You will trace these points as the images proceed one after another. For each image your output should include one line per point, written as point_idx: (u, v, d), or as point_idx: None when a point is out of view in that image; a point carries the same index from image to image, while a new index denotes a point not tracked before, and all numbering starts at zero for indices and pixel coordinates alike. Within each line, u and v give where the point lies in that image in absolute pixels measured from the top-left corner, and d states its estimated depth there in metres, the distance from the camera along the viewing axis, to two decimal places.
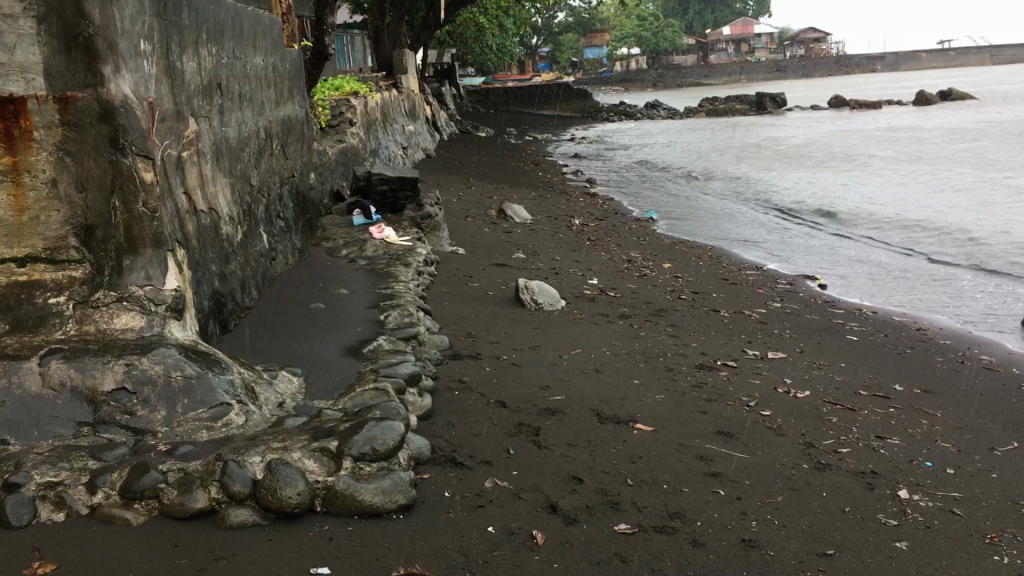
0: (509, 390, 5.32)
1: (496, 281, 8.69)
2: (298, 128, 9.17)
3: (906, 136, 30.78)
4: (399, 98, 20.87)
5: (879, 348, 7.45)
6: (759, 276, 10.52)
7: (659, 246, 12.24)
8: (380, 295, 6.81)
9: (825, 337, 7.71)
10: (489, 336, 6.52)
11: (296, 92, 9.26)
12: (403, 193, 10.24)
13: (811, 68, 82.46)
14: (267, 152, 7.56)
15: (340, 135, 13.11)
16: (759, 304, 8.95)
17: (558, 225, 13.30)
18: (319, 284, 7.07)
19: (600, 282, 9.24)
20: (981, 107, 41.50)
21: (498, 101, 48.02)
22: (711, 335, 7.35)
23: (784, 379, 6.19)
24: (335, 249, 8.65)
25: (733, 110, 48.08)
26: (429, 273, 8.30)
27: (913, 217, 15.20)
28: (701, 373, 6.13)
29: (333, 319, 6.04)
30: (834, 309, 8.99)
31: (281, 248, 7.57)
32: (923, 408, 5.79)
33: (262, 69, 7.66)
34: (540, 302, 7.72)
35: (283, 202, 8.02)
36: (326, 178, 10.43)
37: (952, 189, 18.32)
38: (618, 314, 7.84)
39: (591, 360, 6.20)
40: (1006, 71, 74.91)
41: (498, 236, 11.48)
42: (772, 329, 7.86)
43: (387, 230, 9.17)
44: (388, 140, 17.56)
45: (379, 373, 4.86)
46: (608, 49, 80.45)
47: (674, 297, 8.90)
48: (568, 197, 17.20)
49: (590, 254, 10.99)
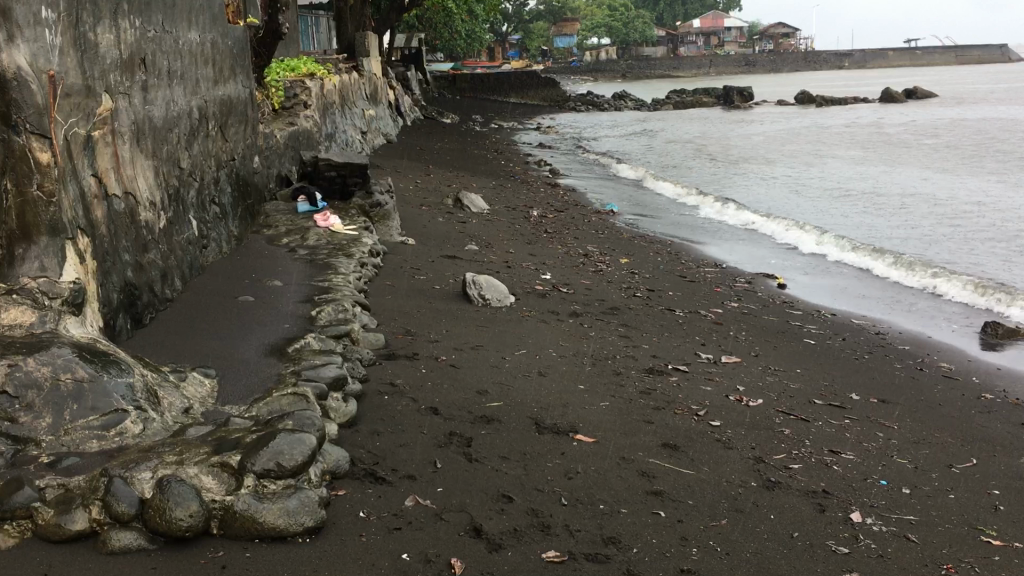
0: (444, 395, 4.98)
1: (443, 274, 8.34)
2: (241, 110, 8.73)
3: (871, 133, 30.79)
4: (360, 82, 20.38)
5: (836, 353, 7.20)
6: (717, 273, 10.26)
7: (617, 240, 11.96)
8: (316, 288, 6.43)
9: (781, 340, 7.46)
10: (429, 334, 6.17)
11: (239, 70, 8.80)
12: (352, 179, 9.80)
13: (779, 64, 82.72)
14: (202, 133, 7.14)
15: (292, 118, 12.64)
16: (716, 304, 8.68)
17: (516, 216, 12.97)
18: (252, 275, 6.67)
19: (554, 277, 8.92)
20: (943, 107, 41.77)
21: (465, 87, 47.51)
22: (664, 337, 7.05)
23: (737, 386, 5.91)
24: (276, 237, 8.25)
25: (700, 103, 48.01)
26: (373, 265, 7.93)
27: (875, 216, 15.05)
28: (651, 379, 5.82)
29: (261, 313, 5.66)
30: (792, 310, 8.77)
31: (215, 235, 7.15)
32: (879, 420, 5.54)
33: (198, 45, 7.22)
34: (488, 298, 7.38)
35: (219, 187, 7.59)
36: (272, 162, 10.00)
37: (915, 188, 18.24)
38: (569, 312, 7.51)
39: (535, 362, 5.87)
40: (968, 72, 75.77)
41: (451, 227, 11.12)
42: (727, 331, 7.58)
43: (332, 218, 8.76)
44: (346, 124, 17.10)
45: (300, 377, 4.49)
46: (578, 39, 80.05)
47: (629, 294, 8.61)
48: (529, 187, 16.87)
49: (546, 247, 10.67)
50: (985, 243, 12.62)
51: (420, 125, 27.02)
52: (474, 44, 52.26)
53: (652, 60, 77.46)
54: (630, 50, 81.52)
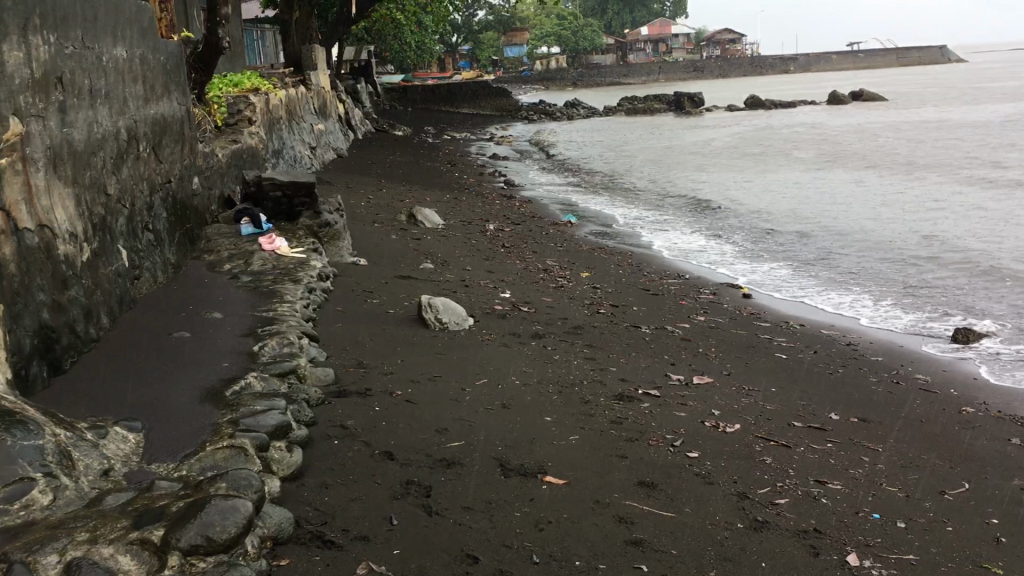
0: (399, 437, 4.54)
1: (398, 296, 7.91)
2: (177, 129, 8.24)
3: (822, 136, 30.94)
4: (308, 96, 19.86)
5: (809, 368, 6.91)
6: (681, 285, 9.96)
7: (577, 253, 11.62)
8: (259, 319, 5.96)
9: (753, 356, 7.15)
10: (382, 366, 5.73)
11: (173, 87, 8.30)
12: (299, 198, 9.32)
13: (727, 68, 83.46)
14: (132, 156, 6.65)
15: (235, 135, 12.13)
16: (682, 319, 8.36)
17: (472, 231, 12.59)
18: (189, 307, 6.18)
19: (514, 296, 8.54)
20: (890, 108, 42.23)
21: (417, 99, 47.06)
22: (631, 358, 6.69)
23: (711, 410, 5.55)
24: (218, 262, 7.77)
25: (652, 110, 48.00)
26: (322, 289, 7.47)
27: (834, 219, 14.91)
28: (622, 407, 5.45)
29: (197, 351, 5.19)
30: (760, 321, 8.47)
31: (148, 264, 6.65)
32: (863, 442, 5.23)
33: (125, 61, 6.73)
34: (445, 321, 6.98)
35: (153, 212, 7.09)
36: (214, 183, 9.50)
37: (870, 189, 18.19)
38: (531, 334, 7.13)
39: (498, 394, 5.46)
40: (911, 72, 77.11)
41: (405, 244, 10.69)
42: (696, 348, 7.25)
43: (278, 241, 8.28)
44: (294, 140, 16.58)
45: (238, 426, 4.03)
46: (529, 48, 79.95)
47: (592, 311, 8.26)
48: (485, 199, 16.49)
49: (504, 263, 10.29)
50: (945, 243, 12.50)
51: (372, 139, 26.52)
52: (424, 56, 51.80)
53: (603, 68, 77.62)
54: (580, 58, 81.66)
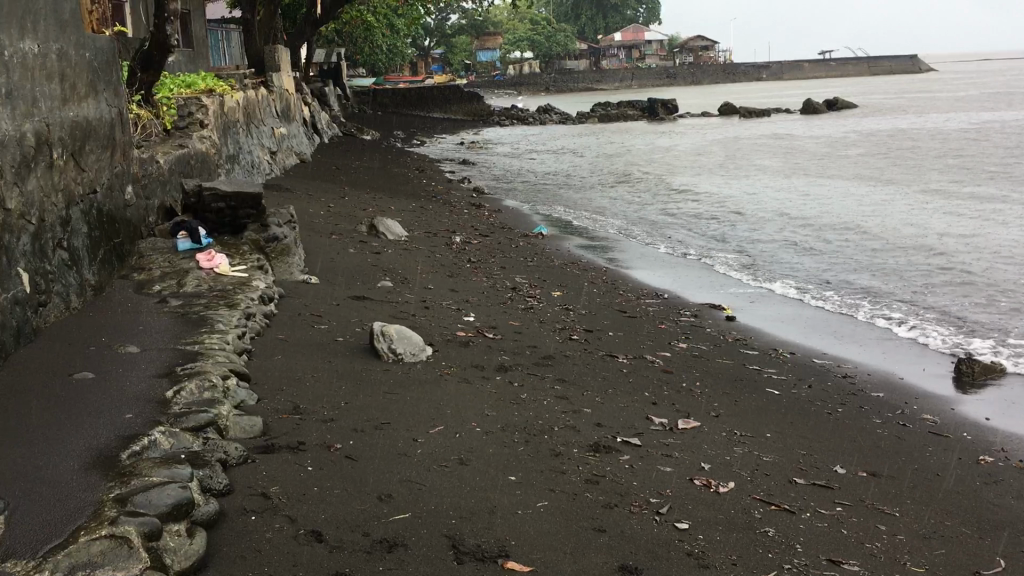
0: (332, 510, 3.77)
1: (350, 321, 7.15)
2: (106, 133, 7.41)
3: (799, 144, 30.50)
4: (269, 99, 18.98)
5: (804, 406, 6.22)
6: (659, 306, 9.28)
7: (548, 269, 10.90)
8: (180, 357, 5.16)
9: (744, 392, 6.46)
10: (322, 411, 4.95)
11: (102, 87, 7.45)
12: (244, 210, 8.52)
13: (700, 76, 83.31)
14: (42, 164, 5.79)
15: (182, 138, 11.29)
16: (663, 347, 7.65)
17: (436, 243, 11.85)
18: (102, 340, 5.38)
19: (479, 319, 7.80)
20: (864, 117, 41.90)
21: (387, 103, 46.19)
22: (607, 396, 5.97)
23: (701, 465, 4.84)
24: (148, 282, 6.98)
25: (624, 116, 47.48)
26: (265, 315, 6.69)
27: (813, 230, 14.32)
28: (598, 461, 4.72)
29: (98, 397, 4.40)
30: (747, 349, 7.79)
31: (60, 287, 5.83)
32: (876, 504, 4.56)
33: (35, 55, 5.86)
34: (400, 352, 6.22)
35: (71, 227, 6.26)
36: (152, 192, 8.65)
37: (848, 200, 17.67)
38: (496, 367, 6.39)
39: (455, 446, 4.71)
40: (881, 82, 77.31)
41: (364, 258, 9.93)
42: (679, 383, 6.54)
43: (219, 258, 7.49)
44: (252, 143, 15.74)
45: (128, 505, 3.26)
46: (502, 53, 79.20)
47: (564, 338, 7.54)
48: (452, 208, 15.75)
49: (469, 281, 9.55)
50: (931, 258, 11.93)
51: (338, 143, 25.63)
52: (395, 59, 50.93)
53: (577, 74, 77.06)
54: (554, 63, 81.04)
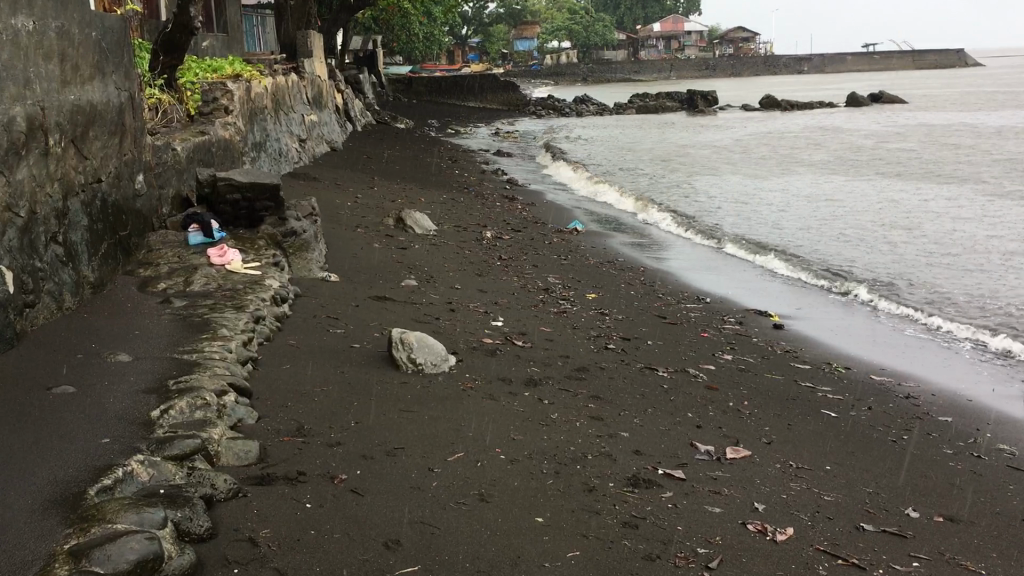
0: (329, 561, 3.25)
1: (368, 325, 6.64)
2: (115, 118, 6.92)
3: (845, 139, 29.54)
4: (301, 85, 18.52)
5: (865, 433, 5.62)
6: (701, 311, 8.68)
7: (583, 268, 10.32)
8: (174, 368, 4.65)
9: (797, 415, 5.85)
10: (328, 433, 4.42)
11: (111, 69, 6.96)
12: (261, 202, 8.03)
13: (740, 67, 81.93)
14: (35, 151, 5.30)
15: (204, 124, 10.82)
16: (706, 359, 7.05)
17: (465, 238, 11.32)
18: (92, 348, 4.89)
19: (507, 324, 7.25)
20: (912, 112, 40.67)
21: (423, 91, 45.71)
22: (646, 417, 5.39)
23: (754, 505, 4.26)
24: (154, 280, 6.51)
25: (663, 107, 46.59)
26: (275, 319, 6.19)
27: (864, 230, 13.60)
28: (638, 499, 4.16)
29: (73, 417, 3.90)
30: (797, 362, 7.19)
31: (51, 287, 5.36)
32: (958, 559, 3.99)
33: (29, 33, 5.35)
34: (420, 362, 5.69)
35: (69, 219, 5.77)
36: (167, 181, 8.18)
37: (897, 198, 16.91)
38: (524, 381, 5.83)
39: (475, 478, 4.18)
40: (925, 77, 75.40)
41: (389, 255, 9.40)
42: (726, 402, 5.95)
43: (231, 253, 7.01)
44: (280, 130, 15.29)
45: (82, 564, 2.74)
46: (539, 42, 78.33)
47: (599, 347, 6.97)
48: (484, 201, 15.19)
49: (497, 281, 8.99)
50: (992, 264, 11.17)
51: (371, 131, 25.17)
52: (431, 48, 50.46)
53: (615, 64, 76.07)
54: (592, 54, 80.14)
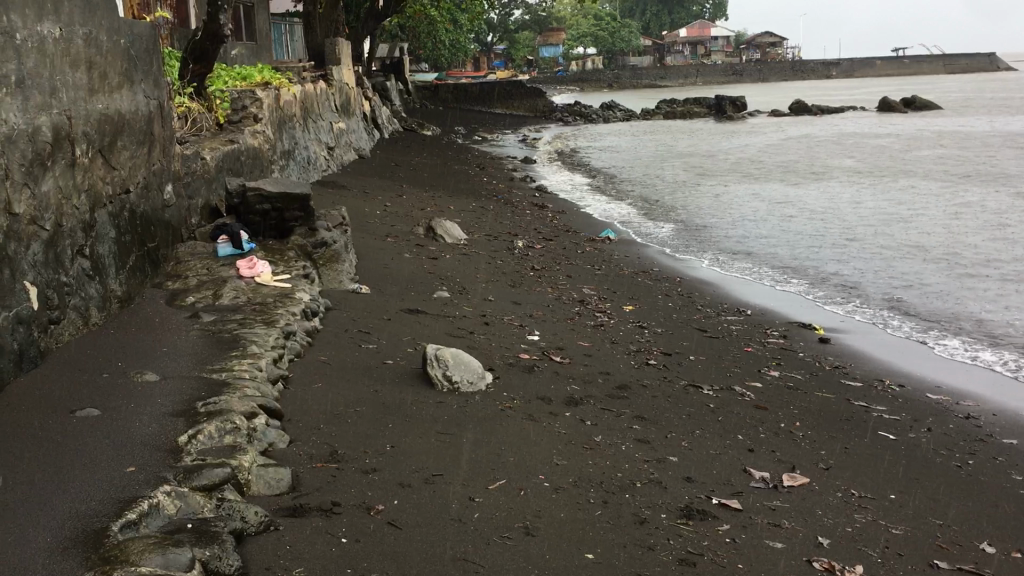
0: None
1: (402, 339, 6.42)
2: (144, 127, 6.75)
3: (878, 145, 29.05)
4: (329, 92, 18.39)
5: (927, 458, 5.32)
6: (743, 324, 8.39)
7: (617, 278, 10.06)
8: (203, 389, 4.44)
9: (853, 438, 5.56)
10: (363, 458, 4.20)
11: (140, 77, 6.79)
12: (291, 212, 7.84)
13: (767, 72, 81.19)
14: (61, 161, 5.11)
15: (233, 132, 10.68)
16: (752, 376, 6.76)
17: (497, 247, 11.09)
18: (118, 366, 4.70)
19: (544, 339, 7.01)
20: (945, 118, 40.00)
21: (449, 98, 45.63)
22: (695, 440, 5.13)
23: (818, 540, 4.00)
24: (183, 292, 6.33)
25: (690, 113, 46.18)
26: (306, 334, 5.98)
27: (905, 239, 13.24)
28: (694, 533, 3.90)
29: (98, 442, 3.70)
30: (847, 379, 6.89)
31: (78, 302, 5.18)
32: None
33: (57, 40, 5.19)
34: (456, 381, 5.45)
35: (96, 231, 5.60)
36: (195, 191, 8.01)
37: (935, 205, 16.53)
38: (565, 400, 5.58)
39: (520, 508, 3.94)
40: (956, 81, 74.37)
41: (420, 265, 9.20)
42: (777, 423, 5.67)
43: (260, 265, 6.83)
44: (309, 137, 15.15)
45: None
46: (565, 48, 78.03)
47: (641, 363, 6.71)
48: (514, 209, 14.97)
49: (532, 292, 8.76)
50: None
51: (398, 138, 25.04)
52: (456, 55, 50.42)
53: (641, 70, 75.67)
54: (617, 60, 79.77)
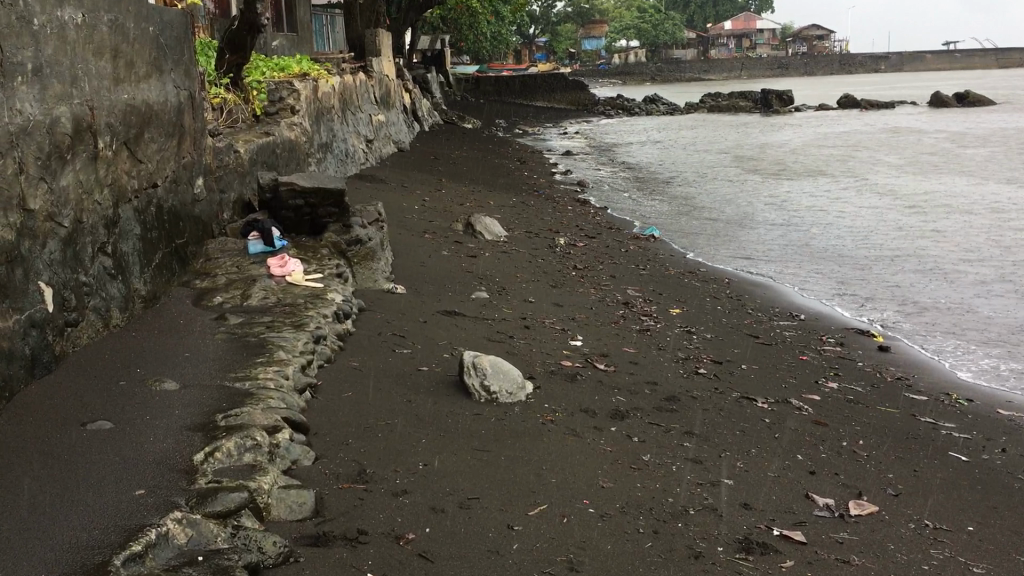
0: None
1: (437, 344, 6.11)
2: (173, 119, 6.50)
3: (931, 142, 28.16)
4: (368, 84, 18.13)
5: (1006, 483, 4.89)
6: (796, 330, 7.96)
7: (663, 279, 9.66)
8: (225, 399, 4.16)
9: (923, 459, 5.14)
10: (392, 479, 3.88)
11: (170, 66, 6.53)
12: (326, 208, 7.56)
13: (814, 65, 79.72)
14: (82, 155, 4.84)
15: (269, 124, 10.43)
16: (809, 387, 6.35)
17: (537, 245, 10.75)
18: (136, 374, 4.44)
19: (587, 344, 6.66)
20: (1001, 113, 38.77)
21: (491, 90, 45.29)
22: (752, 460, 4.75)
23: None
24: (211, 292, 6.07)
25: (735, 107, 45.35)
26: (337, 338, 5.69)
27: (964, 240, 12.65)
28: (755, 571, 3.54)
29: (106, 461, 3.43)
30: (911, 392, 6.45)
31: (98, 302, 4.93)
32: None
33: (79, 26, 4.92)
34: (494, 391, 5.12)
35: (120, 228, 5.34)
36: (228, 185, 7.76)
37: (993, 205, 15.88)
38: (610, 413, 5.23)
39: (563, 538, 3.60)
40: (1010, 76, 72.37)
41: (459, 263, 8.88)
42: (839, 442, 5.27)
43: (292, 263, 6.55)
44: (347, 130, 14.91)
45: None
46: (607, 41, 77.30)
47: (690, 371, 6.33)
48: (555, 205, 14.61)
49: (574, 293, 8.40)
50: None
51: (438, 131, 24.77)
52: (498, 47, 50.03)
53: (684, 63, 74.69)
54: (661, 53, 78.83)
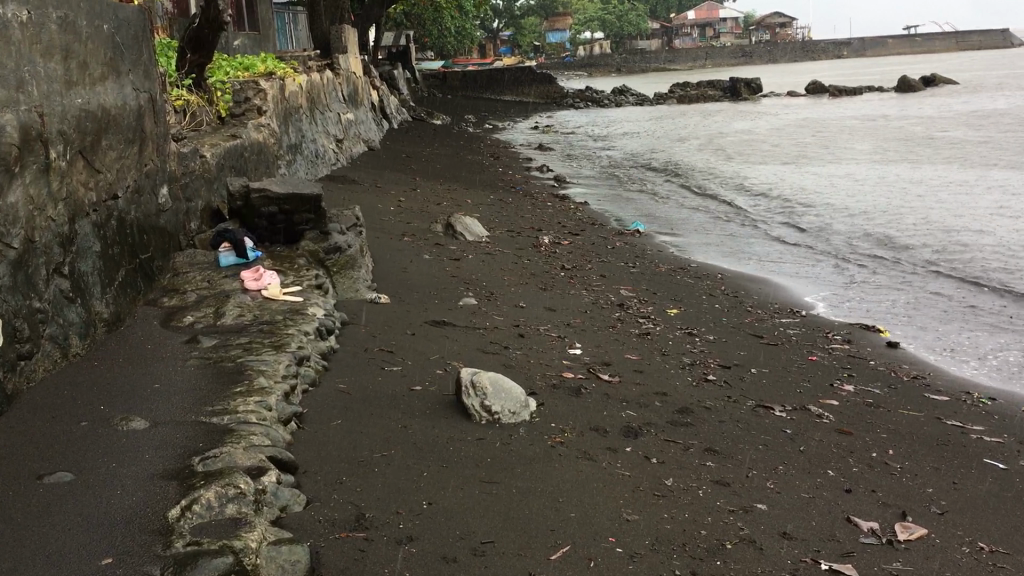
0: None
1: (429, 358, 5.67)
2: (134, 124, 6.00)
3: (902, 125, 28.12)
4: (336, 82, 17.60)
5: None
6: (800, 327, 7.61)
7: (655, 277, 9.28)
8: (202, 438, 3.70)
9: (960, 469, 4.78)
10: (395, 524, 3.44)
11: (128, 66, 6.01)
12: (301, 214, 7.09)
13: (778, 53, 79.95)
14: (32, 167, 4.34)
15: (236, 125, 9.91)
16: (825, 391, 5.98)
17: (521, 244, 10.33)
18: (98, 411, 3.97)
19: (587, 351, 6.26)
20: (967, 95, 38.94)
21: (458, 85, 44.76)
22: (782, 479, 4.37)
23: None
24: (181, 310, 5.58)
25: (704, 96, 45.20)
26: (320, 357, 5.22)
27: (954, 225, 12.40)
28: None
29: (66, 525, 2.97)
30: (931, 392, 6.10)
31: (54, 330, 4.44)
32: None
33: (23, 24, 4.41)
34: (497, 412, 4.69)
35: (76, 244, 4.84)
36: (195, 193, 7.25)
37: (975, 188, 15.69)
38: (623, 431, 4.81)
39: None
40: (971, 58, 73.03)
41: (442, 266, 8.44)
42: (867, 452, 4.90)
43: (268, 276, 6.08)
44: (316, 129, 14.40)
45: None
46: (572, 33, 76.97)
47: (698, 378, 5.94)
48: (534, 201, 14.20)
49: (566, 295, 7.99)
50: None
51: (409, 128, 24.24)
52: (464, 42, 49.50)
53: (649, 54, 74.57)
54: (625, 44, 78.65)
